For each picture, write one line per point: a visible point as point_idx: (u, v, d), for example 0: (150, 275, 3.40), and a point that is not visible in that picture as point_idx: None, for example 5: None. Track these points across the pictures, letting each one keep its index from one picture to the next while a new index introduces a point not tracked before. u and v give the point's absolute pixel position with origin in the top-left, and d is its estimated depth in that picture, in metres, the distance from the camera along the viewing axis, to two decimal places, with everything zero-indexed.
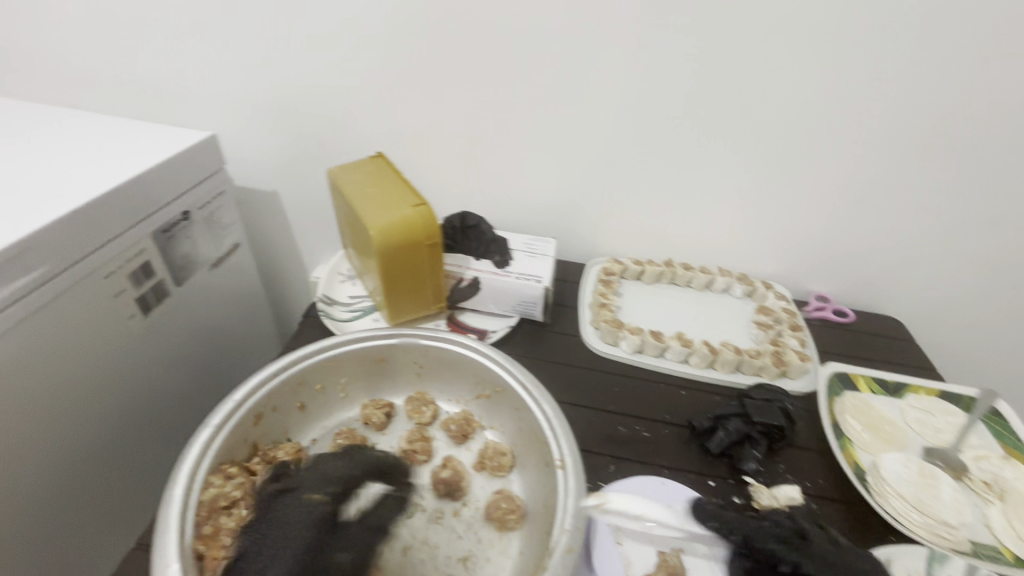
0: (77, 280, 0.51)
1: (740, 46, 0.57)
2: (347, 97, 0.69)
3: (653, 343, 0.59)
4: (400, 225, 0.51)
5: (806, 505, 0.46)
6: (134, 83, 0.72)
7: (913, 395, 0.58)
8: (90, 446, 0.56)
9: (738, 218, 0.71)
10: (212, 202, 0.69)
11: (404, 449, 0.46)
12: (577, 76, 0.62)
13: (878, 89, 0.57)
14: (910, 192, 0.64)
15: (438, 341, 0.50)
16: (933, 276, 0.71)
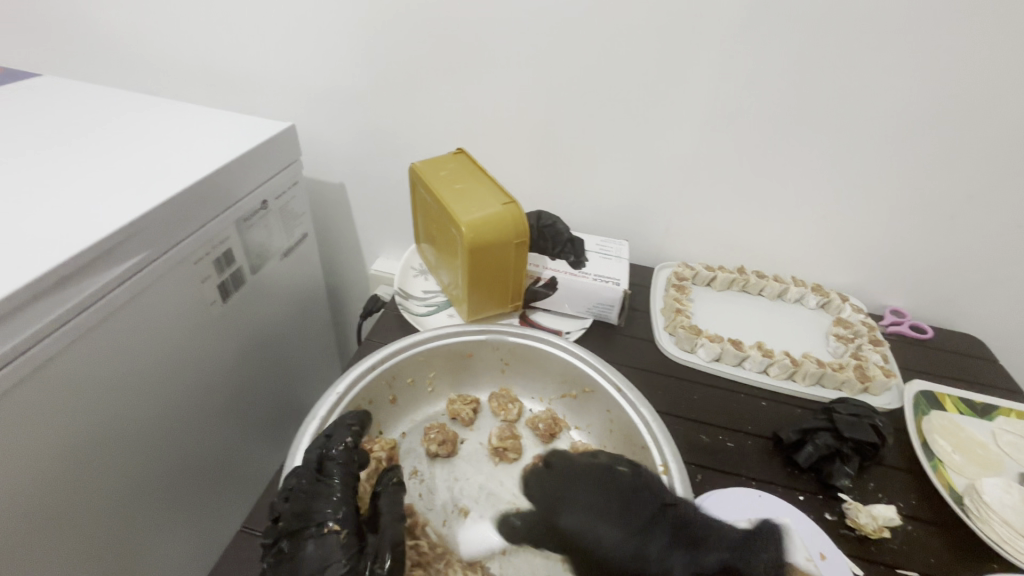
0: (168, 268, 0.52)
1: (840, 52, 0.55)
2: (424, 92, 0.69)
3: (733, 352, 0.57)
4: (490, 222, 0.51)
5: (900, 527, 0.45)
6: (215, 74, 0.73)
7: (1004, 418, 0.56)
8: (174, 431, 0.57)
9: (815, 227, 0.69)
10: (288, 192, 0.70)
11: (493, 446, 0.46)
12: (663, 79, 0.61)
13: (987, 100, 0.55)
14: (1007, 208, 0.61)
15: (526, 339, 0.50)
16: (1021, 295, 0.68)
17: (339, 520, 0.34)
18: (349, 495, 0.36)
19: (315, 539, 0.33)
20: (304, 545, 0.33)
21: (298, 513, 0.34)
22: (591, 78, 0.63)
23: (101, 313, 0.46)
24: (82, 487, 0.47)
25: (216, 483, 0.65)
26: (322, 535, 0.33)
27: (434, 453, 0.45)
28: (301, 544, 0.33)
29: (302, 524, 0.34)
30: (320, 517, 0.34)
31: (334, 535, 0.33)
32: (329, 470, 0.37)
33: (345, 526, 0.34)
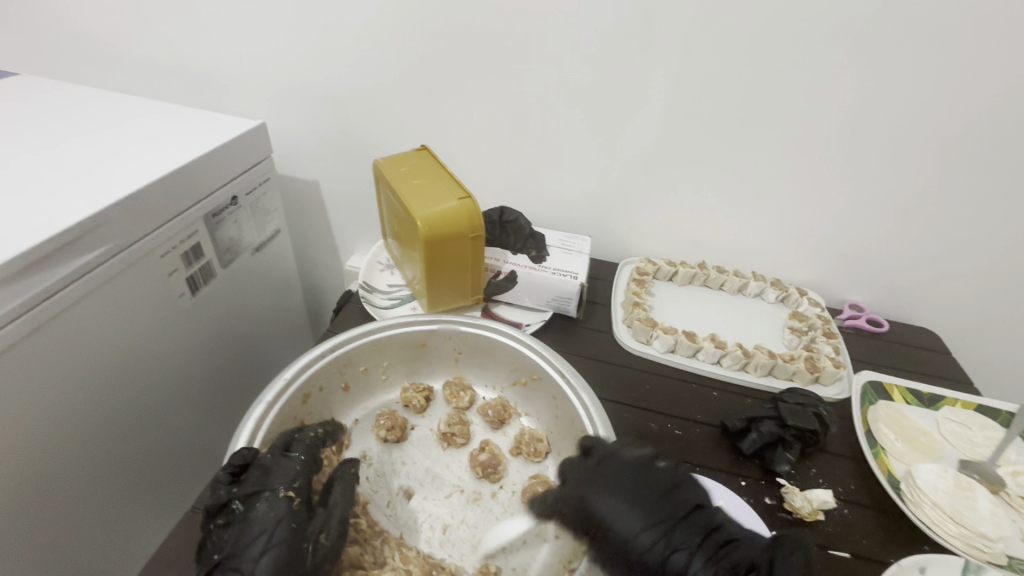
0: (134, 260, 0.53)
1: (790, 51, 0.57)
2: (393, 91, 0.71)
3: (686, 344, 0.59)
4: (445, 216, 0.52)
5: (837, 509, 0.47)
6: (190, 72, 0.75)
7: (949, 407, 0.57)
8: (138, 421, 0.58)
9: (774, 223, 0.71)
10: (259, 188, 0.71)
11: (441, 432, 0.47)
12: (623, 76, 0.62)
13: (931, 99, 0.56)
14: (956, 204, 0.63)
15: (477, 328, 0.51)
16: (974, 291, 0.70)
17: (293, 488, 0.35)
18: (307, 470, 0.37)
19: (265, 502, 0.34)
20: (256, 504, 0.34)
21: (256, 479, 0.35)
22: (555, 76, 0.64)
23: (64, 301, 0.47)
24: (41, 471, 0.48)
25: (178, 474, 0.66)
26: (276, 497, 0.34)
27: (383, 438, 0.46)
28: (254, 503, 0.34)
29: (257, 488, 0.35)
30: (277, 482, 0.35)
31: (285, 499, 0.34)
32: (293, 449, 0.39)
33: (298, 495, 0.35)
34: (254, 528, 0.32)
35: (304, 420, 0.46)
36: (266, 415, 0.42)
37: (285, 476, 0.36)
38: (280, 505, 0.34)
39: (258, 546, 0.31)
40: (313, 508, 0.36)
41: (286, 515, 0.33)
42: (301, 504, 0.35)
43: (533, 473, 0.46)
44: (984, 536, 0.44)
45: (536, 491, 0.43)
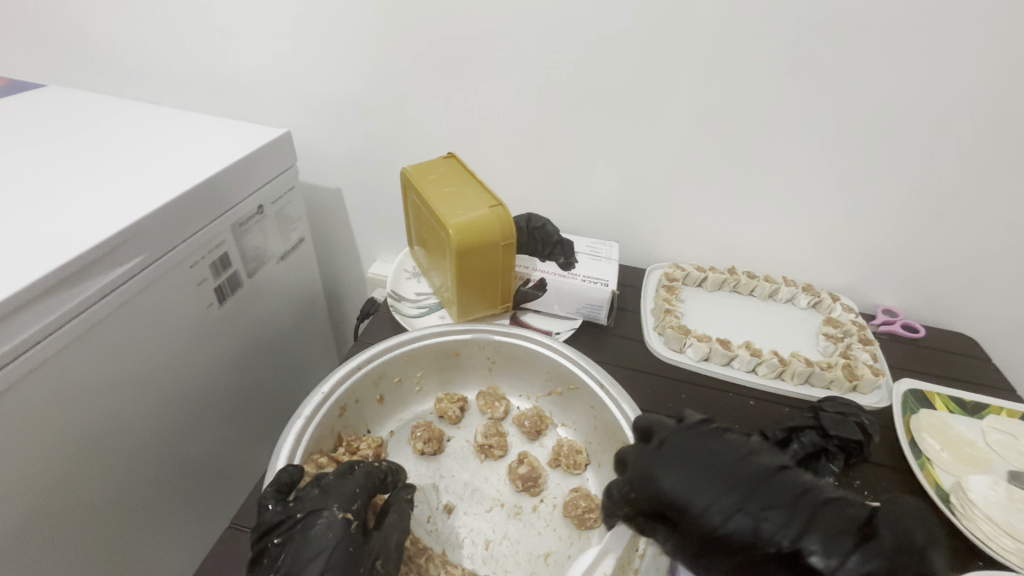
0: (165, 271, 0.53)
1: (823, 53, 0.56)
2: (416, 98, 0.70)
3: (720, 352, 0.58)
4: (477, 225, 0.51)
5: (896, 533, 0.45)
6: (214, 82, 0.75)
7: (994, 416, 0.56)
8: (171, 432, 0.58)
9: (806, 228, 0.69)
10: (284, 197, 0.71)
11: (478, 444, 0.46)
12: (652, 81, 0.62)
13: (970, 99, 0.55)
14: (995, 207, 0.61)
15: (511, 337, 0.50)
16: (1013, 294, 0.68)
17: (351, 510, 0.35)
18: (365, 492, 0.37)
19: (322, 521, 0.34)
20: (314, 522, 0.34)
21: (314, 498, 0.35)
22: (581, 81, 0.64)
23: (100, 313, 0.47)
24: (79, 484, 0.48)
25: (210, 485, 0.66)
26: (333, 517, 0.34)
27: (420, 451, 0.45)
28: (310, 520, 0.34)
29: (312, 507, 0.35)
30: (334, 501, 0.35)
31: (341, 521, 0.34)
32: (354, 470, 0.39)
33: (354, 518, 0.35)
34: (311, 547, 0.32)
35: (340, 433, 0.45)
36: (305, 430, 0.41)
37: (340, 493, 0.36)
38: (334, 527, 0.33)
39: (318, 565, 0.31)
40: (368, 531, 0.36)
41: (338, 538, 0.33)
42: (358, 526, 0.35)
43: (573, 486, 0.45)
44: None
45: (578, 505, 0.42)
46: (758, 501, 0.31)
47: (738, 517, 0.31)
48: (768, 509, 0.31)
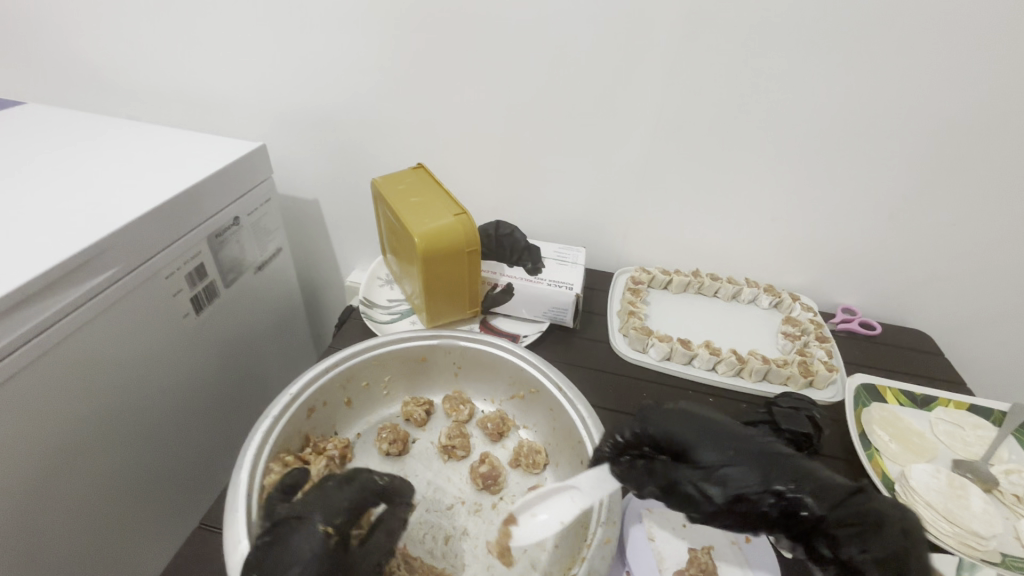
0: (139, 282, 0.55)
1: (772, 64, 0.58)
2: (387, 110, 0.72)
3: (681, 351, 0.60)
4: (442, 233, 0.53)
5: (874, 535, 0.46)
6: (192, 97, 0.77)
7: (942, 408, 0.58)
8: (145, 440, 0.59)
9: (766, 231, 0.72)
10: (260, 209, 0.73)
11: (441, 445, 0.48)
12: (612, 91, 0.64)
13: (911, 105, 0.58)
14: (941, 207, 0.64)
15: (476, 342, 0.52)
16: (963, 291, 0.71)
17: (334, 525, 0.35)
18: (355, 508, 0.36)
19: (305, 531, 0.34)
20: (296, 531, 0.34)
21: (306, 504, 0.35)
22: (546, 93, 0.66)
23: (75, 323, 0.48)
24: (52, 493, 0.49)
25: (184, 492, 0.67)
26: (315, 529, 0.34)
27: (385, 452, 0.47)
28: (290, 528, 0.34)
29: (300, 515, 0.35)
30: (319, 513, 0.35)
31: (321, 536, 0.33)
32: (357, 478, 0.38)
33: (336, 533, 0.34)
34: (287, 556, 0.32)
35: (307, 435, 0.47)
36: (272, 429, 0.42)
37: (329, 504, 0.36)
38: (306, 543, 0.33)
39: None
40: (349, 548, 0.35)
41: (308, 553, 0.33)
42: (338, 541, 0.34)
43: (531, 485, 0.47)
44: (975, 533, 0.44)
45: None
46: (762, 468, 0.36)
47: (739, 480, 0.35)
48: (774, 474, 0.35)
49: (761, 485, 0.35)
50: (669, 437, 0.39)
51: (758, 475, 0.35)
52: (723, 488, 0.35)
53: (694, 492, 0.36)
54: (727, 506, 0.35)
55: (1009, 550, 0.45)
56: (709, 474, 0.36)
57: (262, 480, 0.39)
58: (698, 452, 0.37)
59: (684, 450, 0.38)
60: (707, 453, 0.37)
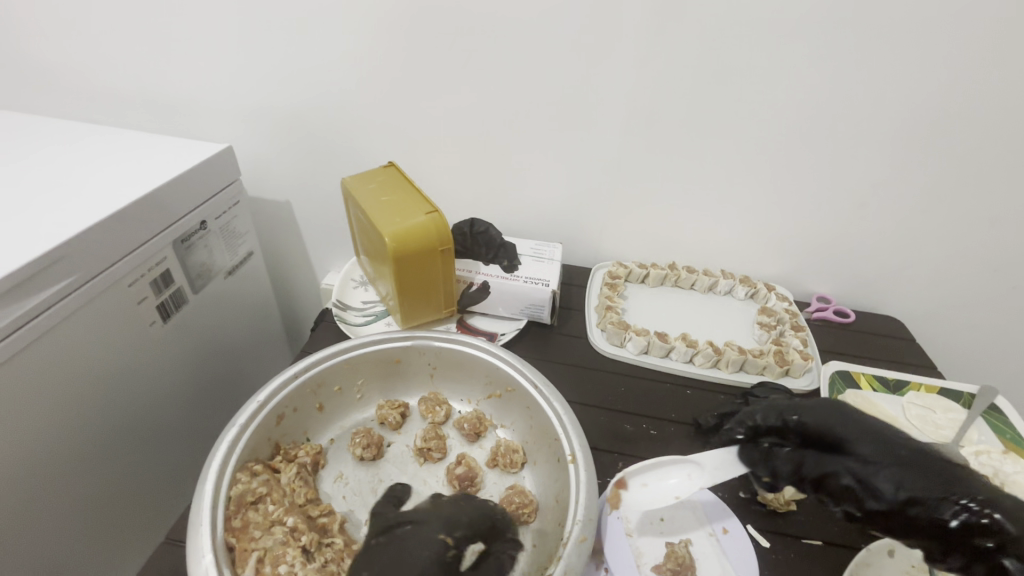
0: (101, 290, 0.53)
1: (741, 55, 0.58)
2: (357, 109, 0.71)
3: (659, 345, 0.60)
4: (413, 232, 0.52)
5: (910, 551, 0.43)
6: (154, 99, 0.74)
7: (914, 392, 0.59)
8: (111, 453, 0.57)
9: (740, 223, 0.72)
10: (228, 212, 0.71)
11: (417, 447, 0.47)
12: (584, 86, 0.64)
13: (877, 95, 0.58)
14: (910, 194, 0.65)
15: (450, 342, 0.52)
16: (932, 277, 0.72)
17: (455, 537, 0.37)
18: (472, 526, 0.39)
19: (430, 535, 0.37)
20: (418, 537, 0.36)
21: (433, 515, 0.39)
22: (518, 88, 0.65)
23: (31, 334, 0.46)
24: (12, 511, 0.47)
25: (153, 503, 0.65)
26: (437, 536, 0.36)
27: (359, 456, 0.46)
28: (410, 534, 0.37)
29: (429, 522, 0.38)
30: (439, 524, 0.38)
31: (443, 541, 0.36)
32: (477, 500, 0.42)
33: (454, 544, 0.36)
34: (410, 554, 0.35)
35: (277, 442, 0.45)
36: (238, 438, 0.41)
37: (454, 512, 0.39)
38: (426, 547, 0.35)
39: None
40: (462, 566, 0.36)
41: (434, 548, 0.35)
42: (455, 556, 0.36)
43: (509, 484, 0.46)
44: None
45: (512, 501, 0.43)
46: (928, 476, 0.33)
47: (901, 485, 0.33)
48: (946, 486, 0.32)
49: (939, 492, 0.32)
50: (824, 430, 0.38)
51: (932, 483, 0.33)
52: (892, 487, 0.33)
53: (850, 485, 0.35)
54: (892, 507, 0.33)
55: None
56: (869, 470, 0.35)
57: (228, 491, 0.38)
58: (850, 445, 0.36)
59: (838, 442, 0.37)
60: (865, 447, 0.36)
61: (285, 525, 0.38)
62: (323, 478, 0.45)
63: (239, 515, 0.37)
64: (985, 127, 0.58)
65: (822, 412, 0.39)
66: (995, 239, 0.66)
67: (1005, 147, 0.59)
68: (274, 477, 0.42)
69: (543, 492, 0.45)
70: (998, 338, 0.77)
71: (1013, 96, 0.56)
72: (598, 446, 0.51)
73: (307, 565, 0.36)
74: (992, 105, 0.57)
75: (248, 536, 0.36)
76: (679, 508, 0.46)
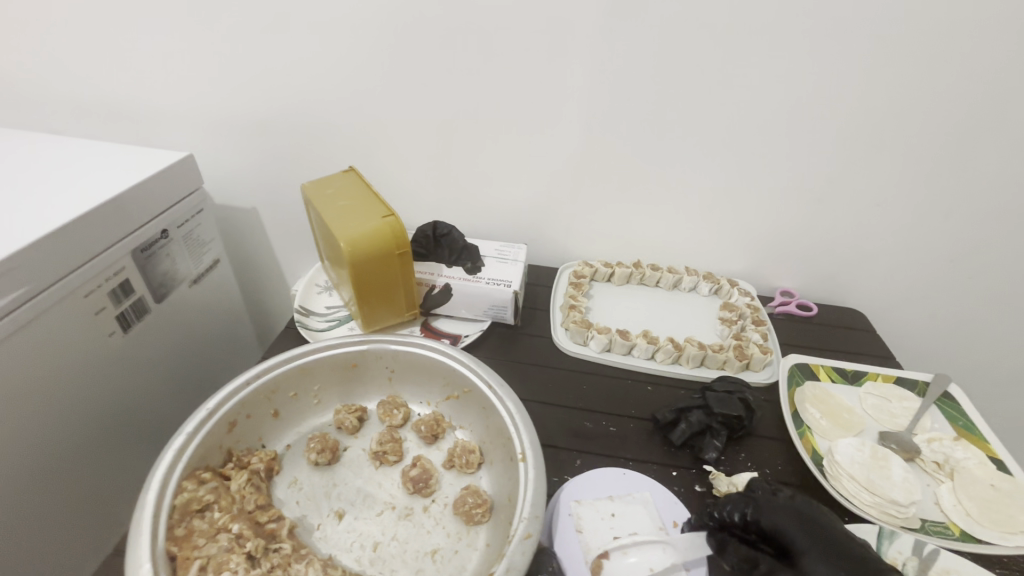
0: (55, 302, 0.51)
1: (696, 54, 0.59)
2: (320, 115, 0.71)
3: (620, 342, 0.61)
4: (369, 236, 0.53)
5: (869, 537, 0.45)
6: (115, 107, 0.73)
7: (871, 382, 0.60)
8: (70, 468, 0.55)
9: (703, 220, 0.73)
10: (192, 219, 0.70)
11: (373, 451, 0.49)
12: (545, 87, 0.64)
13: (831, 91, 0.59)
14: (867, 188, 0.66)
15: (406, 346, 0.53)
16: (891, 269, 0.73)
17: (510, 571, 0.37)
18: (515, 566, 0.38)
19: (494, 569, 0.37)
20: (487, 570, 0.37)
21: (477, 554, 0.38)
22: (481, 90, 0.66)
23: None
24: None
25: (115, 516, 0.63)
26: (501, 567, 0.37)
27: (314, 462, 0.48)
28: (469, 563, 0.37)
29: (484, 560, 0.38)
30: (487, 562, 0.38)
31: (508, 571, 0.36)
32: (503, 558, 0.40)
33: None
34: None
35: (230, 449, 0.47)
36: (186, 446, 0.42)
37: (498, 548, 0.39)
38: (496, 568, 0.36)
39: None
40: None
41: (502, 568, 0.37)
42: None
43: (465, 484, 0.48)
44: (895, 502, 0.46)
45: (465, 502, 0.45)
46: None
47: None
48: None
49: None
50: (778, 534, 0.40)
51: None
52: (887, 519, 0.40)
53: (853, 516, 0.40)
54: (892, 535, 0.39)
55: (928, 516, 0.47)
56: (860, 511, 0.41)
57: (172, 500, 0.40)
58: (799, 556, 0.38)
59: (788, 548, 0.39)
60: (817, 564, 0.37)
61: (230, 532, 0.40)
62: (277, 483, 0.47)
63: (182, 523, 0.39)
64: (935, 121, 0.60)
65: (775, 513, 0.41)
66: (949, 231, 0.68)
67: (955, 140, 0.61)
68: (223, 484, 0.44)
69: (497, 491, 0.46)
70: (957, 329, 0.78)
71: (959, 90, 0.57)
72: (556, 444, 0.51)
73: (250, 570, 0.38)
74: (941, 99, 0.58)
75: (192, 544, 0.38)
76: (630, 503, 0.46)
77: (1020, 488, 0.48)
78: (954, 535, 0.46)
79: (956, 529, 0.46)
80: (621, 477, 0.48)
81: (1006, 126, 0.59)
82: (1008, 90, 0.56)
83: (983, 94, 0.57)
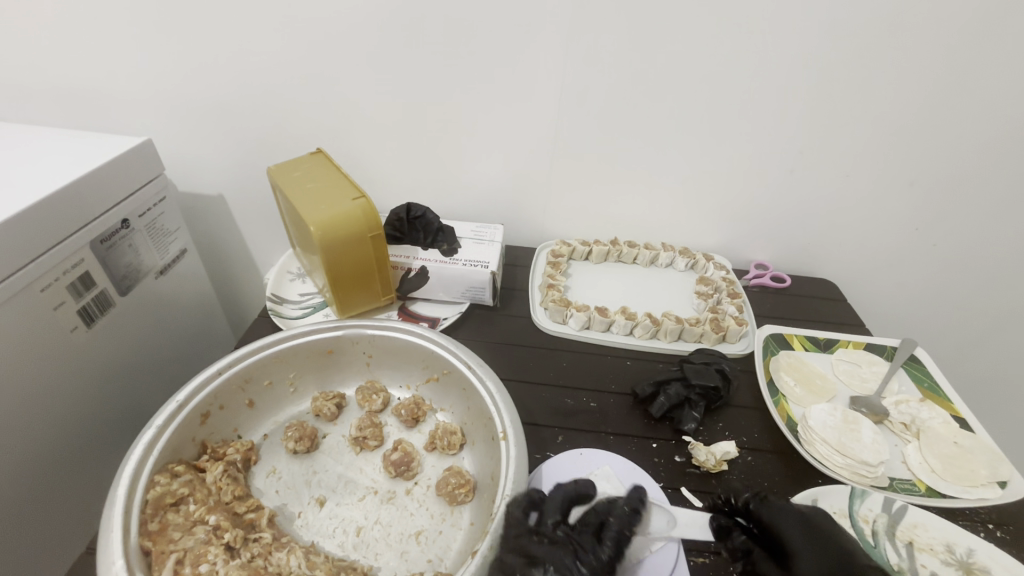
0: (5, 299, 0.48)
1: (668, 30, 0.58)
2: (283, 98, 0.68)
3: (599, 319, 0.61)
4: (339, 219, 0.51)
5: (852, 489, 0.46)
6: (63, 92, 0.69)
7: (843, 349, 0.62)
8: (35, 471, 0.53)
9: (677, 197, 0.73)
10: (154, 208, 0.67)
11: (353, 436, 0.49)
12: (515, 65, 0.63)
13: (799, 64, 0.59)
14: (837, 161, 0.67)
15: (384, 330, 0.53)
16: (859, 240, 0.75)
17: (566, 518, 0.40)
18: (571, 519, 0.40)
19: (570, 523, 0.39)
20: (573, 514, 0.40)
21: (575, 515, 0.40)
22: (451, 67, 0.64)
23: None
24: None
25: (82, 517, 0.61)
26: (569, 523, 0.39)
27: (292, 450, 0.47)
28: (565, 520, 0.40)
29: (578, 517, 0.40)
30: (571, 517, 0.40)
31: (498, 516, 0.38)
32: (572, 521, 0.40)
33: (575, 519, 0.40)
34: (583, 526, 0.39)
35: (204, 441, 0.46)
36: (156, 440, 0.41)
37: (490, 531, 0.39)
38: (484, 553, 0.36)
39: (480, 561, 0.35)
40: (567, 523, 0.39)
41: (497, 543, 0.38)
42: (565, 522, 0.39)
43: (448, 465, 0.48)
44: (865, 463, 0.47)
45: (449, 483, 0.45)
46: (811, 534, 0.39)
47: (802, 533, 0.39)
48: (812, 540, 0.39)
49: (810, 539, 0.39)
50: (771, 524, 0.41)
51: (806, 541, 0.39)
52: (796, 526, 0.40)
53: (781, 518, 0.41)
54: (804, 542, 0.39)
55: (896, 474, 0.49)
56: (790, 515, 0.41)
57: (144, 495, 0.39)
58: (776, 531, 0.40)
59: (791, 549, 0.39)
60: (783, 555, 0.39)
61: (207, 524, 0.40)
62: (255, 473, 0.47)
63: (156, 518, 0.38)
64: (899, 94, 0.61)
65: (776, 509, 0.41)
66: (914, 201, 0.69)
67: (917, 112, 0.62)
68: (198, 477, 0.43)
69: (480, 471, 0.47)
70: (921, 296, 0.81)
71: (924, 60, 0.58)
72: (537, 422, 0.52)
73: (230, 562, 0.38)
74: (906, 69, 0.58)
75: (167, 539, 0.37)
76: (595, 481, 0.46)
77: (981, 444, 0.51)
78: (921, 491, 0.48)
79: (923, 485, 0.48)
80: (578, 458, 0.48)
81: (970, 93, 0.60)
82: (968, 62, 0.57)
83: (943, 66, 0.58)
